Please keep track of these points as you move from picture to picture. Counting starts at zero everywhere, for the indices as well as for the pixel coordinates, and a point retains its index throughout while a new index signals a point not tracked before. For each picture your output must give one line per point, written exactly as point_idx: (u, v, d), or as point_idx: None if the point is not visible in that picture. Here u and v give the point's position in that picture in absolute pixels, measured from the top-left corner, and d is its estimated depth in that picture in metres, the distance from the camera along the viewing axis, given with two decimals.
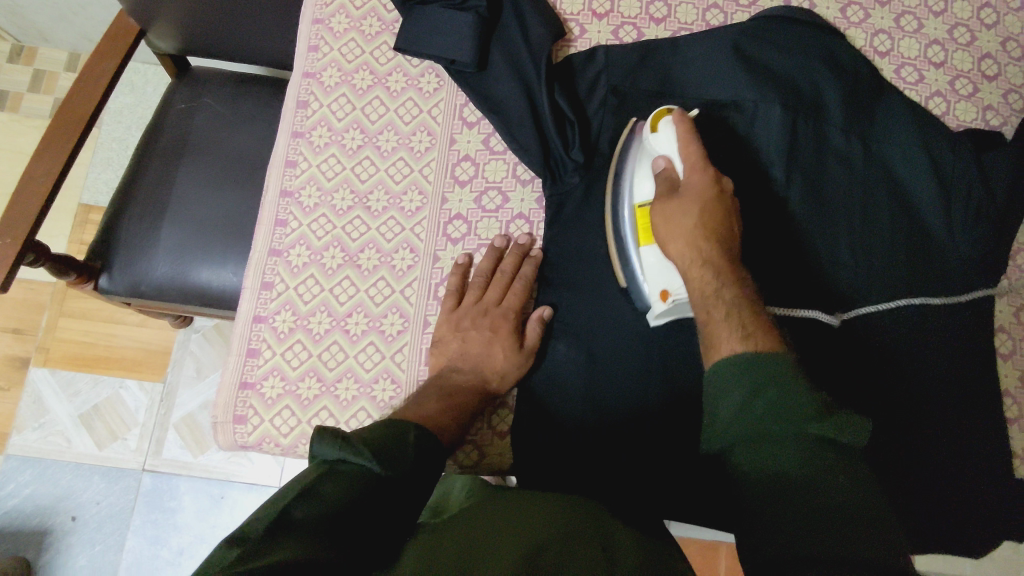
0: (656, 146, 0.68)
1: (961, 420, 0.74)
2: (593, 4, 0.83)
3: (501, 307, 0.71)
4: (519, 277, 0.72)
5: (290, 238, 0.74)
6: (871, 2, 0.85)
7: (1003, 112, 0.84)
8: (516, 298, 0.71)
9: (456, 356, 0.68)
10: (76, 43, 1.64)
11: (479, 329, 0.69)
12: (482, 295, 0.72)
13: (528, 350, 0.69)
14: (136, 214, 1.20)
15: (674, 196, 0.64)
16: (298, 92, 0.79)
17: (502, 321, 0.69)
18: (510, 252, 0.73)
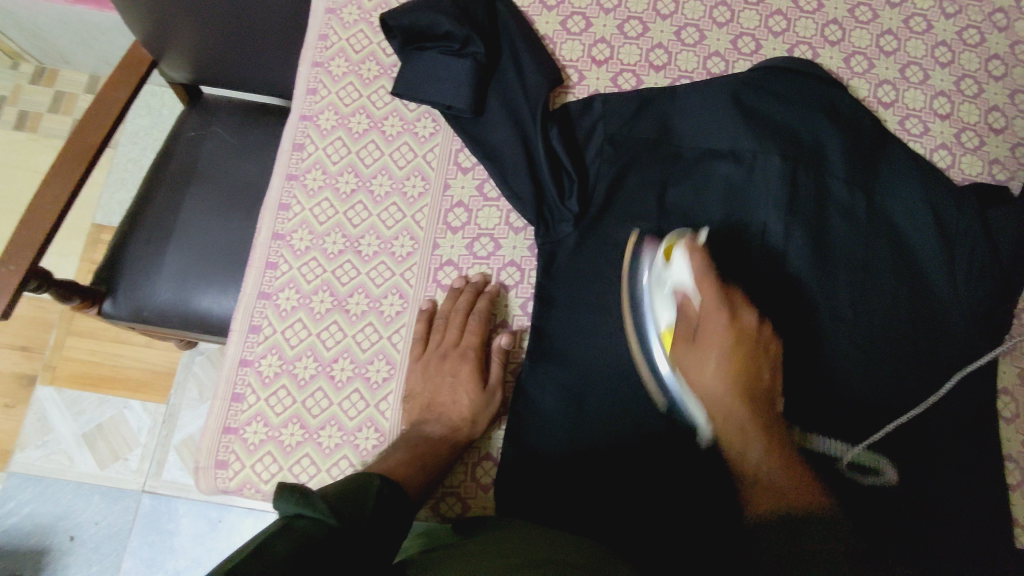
0: (669, 275, 0.66)
1: (958, 486, 0.71)
2: (593, 51, 0.82)
3: (462, 346, 0.71)
4: (475, 313, 0.72)
5: (280, 281, 0.74)
6: (876, 52, 0.84)
7: (1010, 166, 0.82)
8: (474, 334, 0.72)
9: (429, 406, 0.69)
10: (96, 66, 1.68)
11: (443, 375, 0.70)
12: (443, 336, 0.72)
13: (492, 388, 0.71)
14: (141, 240, 1.21)
15: (694, 342, 0.62)
16: (295, 134, 0.79)
17: (467, 362, 0.70)
18: (467, 290, 0.73)
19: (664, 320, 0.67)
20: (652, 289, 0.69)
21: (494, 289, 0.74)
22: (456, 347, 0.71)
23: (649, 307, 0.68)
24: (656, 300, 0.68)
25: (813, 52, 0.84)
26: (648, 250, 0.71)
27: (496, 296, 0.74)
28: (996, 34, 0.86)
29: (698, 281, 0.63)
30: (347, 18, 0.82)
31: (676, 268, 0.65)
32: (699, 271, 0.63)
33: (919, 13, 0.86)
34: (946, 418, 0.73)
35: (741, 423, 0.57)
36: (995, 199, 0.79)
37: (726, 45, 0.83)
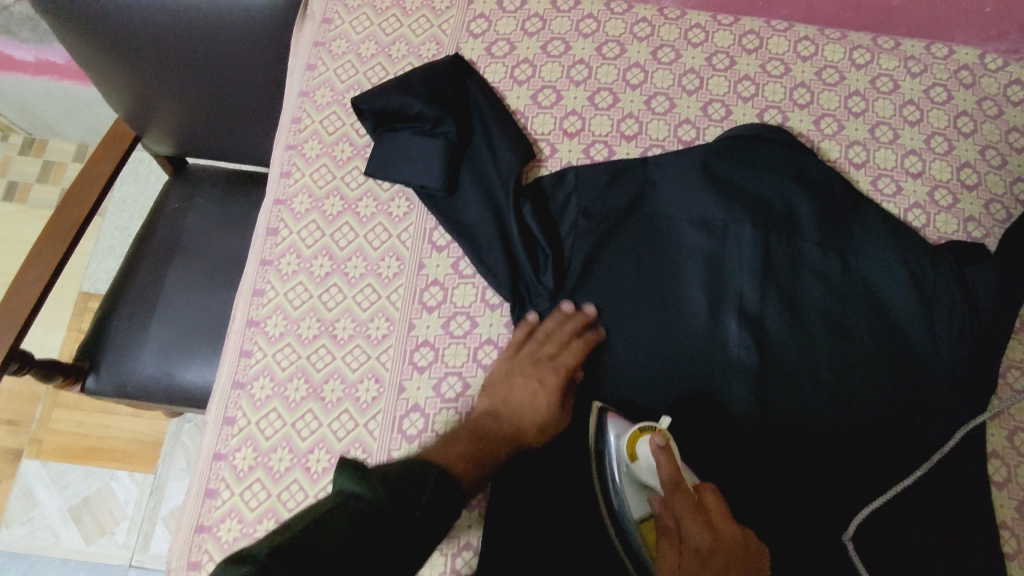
0: (641, 472, 0.65)
1: (953, 558, 0.69)
2: (564, 123, 0.83)
3: (554, 361, 0.69)
4: (578, 340, 0.71)
5: (254, 369, 0.73)
6: (845, 114, 0.85)
7: (985, 223, 0.82)
8: (573, 356, 0.70)
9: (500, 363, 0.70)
10: (84, 136, 1.70)
11: (526, 380, 0.68)
12: (550, 336, 0.71)
13: (567, 408, 0.68)
14: (125, 314, 1.20)
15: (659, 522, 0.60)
16: (269, 219, 0.78)
17: (549, 381, 0.68)
18: (575, 318, 0.72)
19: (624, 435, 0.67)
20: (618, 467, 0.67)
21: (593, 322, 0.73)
22: (551, 360, 0.69)
23: (615, 422, 0.68)
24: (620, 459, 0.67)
25: (783, 115, 0.84)
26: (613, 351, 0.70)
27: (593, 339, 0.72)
28: (962, 90, 0.87)
29: (652, 460, 0.61)
30: (321, 100, 0.82)
31: (645, 464, 0.65)
32: (658, 467, 0.59)
33: (886, 73, 0.87)
34: (933, 485, 0.71)
35: (666, 552, 0.57)
36: (973, 256, 0.79)
37: (696, 112, 0.84)
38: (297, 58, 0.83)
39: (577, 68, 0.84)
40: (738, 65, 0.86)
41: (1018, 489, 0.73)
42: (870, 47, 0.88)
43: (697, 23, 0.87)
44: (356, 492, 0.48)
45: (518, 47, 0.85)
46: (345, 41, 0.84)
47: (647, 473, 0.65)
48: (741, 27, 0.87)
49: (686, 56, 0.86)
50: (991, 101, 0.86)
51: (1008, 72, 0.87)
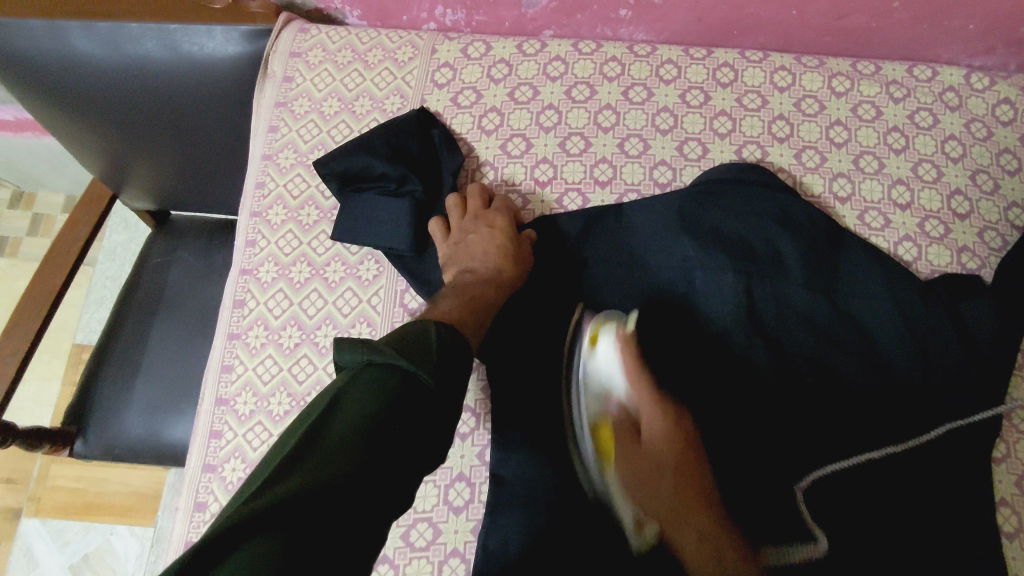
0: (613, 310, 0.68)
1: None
2: (535, 172, 0.80)
3: (484, 219, 0.74)
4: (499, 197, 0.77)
5: (224, 451, 0.70)
6: (827, 145, 0.82)
7: (980, 253, 0.78)
8: (500, 205, 0.76)
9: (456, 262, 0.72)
10: (71, 186, 1.69)
11: (473, 232, 0.73)
12: (465, 216, 0.75)
13: (518, 243, 0.73)
14: (110, 374, 1.19)
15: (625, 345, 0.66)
16: (235, 290, 0.76)
17: (492, 225, 0.73)
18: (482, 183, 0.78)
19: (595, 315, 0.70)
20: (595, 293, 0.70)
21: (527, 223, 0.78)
22: (484, 211, 0.74)
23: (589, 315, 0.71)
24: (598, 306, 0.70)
25: (762, 150, 0.81)
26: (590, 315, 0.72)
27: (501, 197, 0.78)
28: (949, 113, 0.83)
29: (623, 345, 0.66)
30: (284, 163, 0.80)
31: (604, 351, 0.68)
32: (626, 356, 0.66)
33: (868, 100, 0.83)
34: (940, 537, 0.68)
35: (669, 470, 0.61)
36: (968, 289, 0.75)
37: (672, 153, 0.81)
38: (259, 122, 0.82)
39: (546, 113, 0.82)
40: (713, 100, 0.83)
41: None
42: (850, 73, 0.84)
43: (668, 58, 0.84)
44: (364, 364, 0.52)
45: (484, 96, 0.82)
46: (307, 99, 0.82)
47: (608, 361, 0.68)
48: (714, 60, 0.84)
49: (659, 94, 0.83)
50: (980, 123, 0.82)
51: (996, 91, 0.83)
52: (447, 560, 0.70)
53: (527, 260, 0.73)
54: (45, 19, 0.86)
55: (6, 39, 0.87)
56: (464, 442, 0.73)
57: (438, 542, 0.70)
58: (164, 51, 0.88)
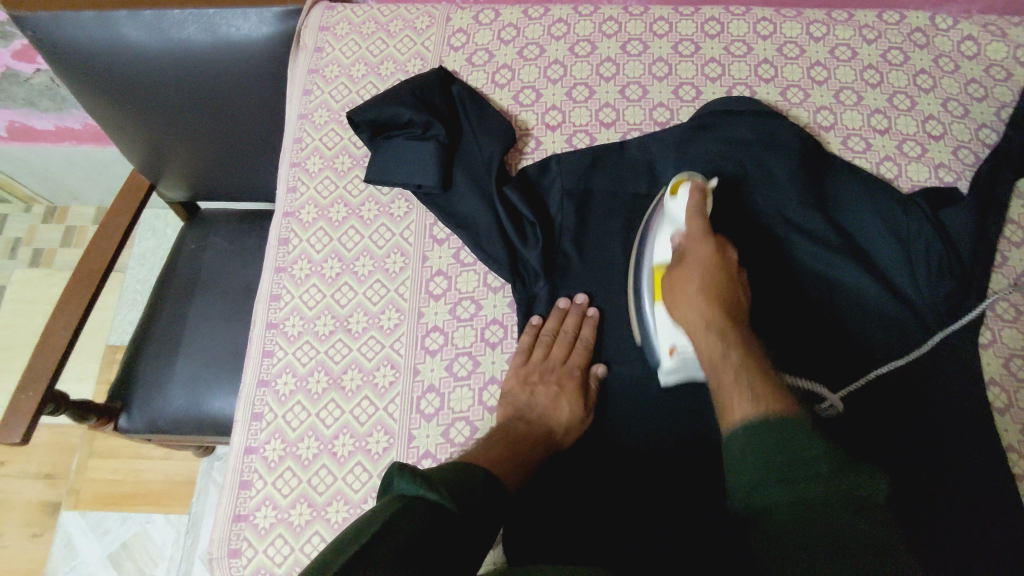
0: (675, 209, 0.72)
1: (962, 531, 0.69)
2: (546, 118, 0.88)
3: (559, 373, 0.73)
4: (580, 338, 0.75)
5: (277, 367, 0.77)
6: (809, 83, 0.90)
7: (956, 167, 0.85)
8: (573, 354, 0.75)
9: (511, 398, 0.73)
10: (102, 198, 1.79)
11: (546, 385, 0.73)
12: (548, 356, 0.75)
13: (573, 384, 0.73)
14: (152, 351, 1.26)
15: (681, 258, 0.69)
16: (279, 231, 0.84)
17: (566, 388, 0.72)
18: (561, 313, 0.77)
19: (660, 257, 0.73)
20: (659, 226, 0.74)
21: (593, 319, 0.76)
22: (559, 357, 0.74)
23: (653, 245, 0.74)
24: (659, 236, 0.73)
25: (751, 90, 0.89)
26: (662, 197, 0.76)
27: (598, 322, 0.77)
28: (918, 51, 0.91)
29: (688, 219, 0.70)
30: (319, 120, 0.88)
31: (677, 282, 0.70)
32: (693, 216, 0.69)
33: (844, 43, 0.91)
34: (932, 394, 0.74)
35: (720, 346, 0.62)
36: (948, 199, 0.82)
37: (669, 96, 0.89)
38: (295, 86, 0.90)
39: (553, 67, 0.91)
40: (703, 50, 0.92)
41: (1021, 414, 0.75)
42: (825, 21, 0.93)
43: (660, 16, 0.93)
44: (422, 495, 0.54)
45: (496, 55, 0.91)
46: (337, 65, 0.91)
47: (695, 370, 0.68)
48: (702, 16, 0.93)
49: (653, 47, 0.92)
50: (947, 57, 0.91)
51: (959, 30, 0.92)
52: None
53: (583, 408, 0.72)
54: (95, 11, 0.96)
55: (62, 32, 0.97)
56: (495, 349, 0.77)
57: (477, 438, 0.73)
58: (205, 35, 0.98)
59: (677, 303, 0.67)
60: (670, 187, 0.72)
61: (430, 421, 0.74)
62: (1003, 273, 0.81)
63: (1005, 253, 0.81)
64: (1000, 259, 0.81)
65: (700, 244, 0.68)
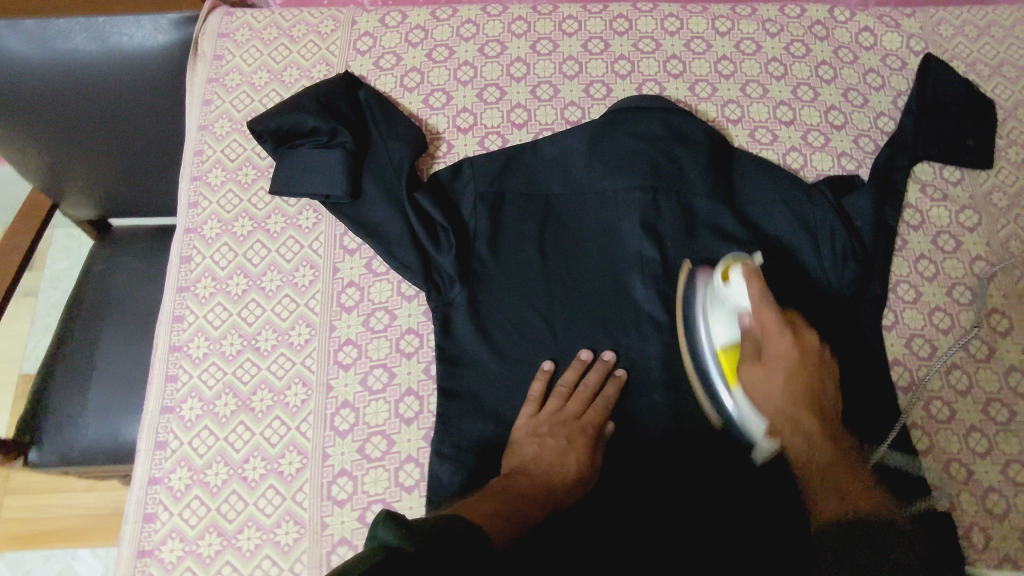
0: (731, 296, 0.69)
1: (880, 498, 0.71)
2: (457, 121, 0.87)
3: (570, 428, 0.70)
4: (601, 396, 0.73)
5: (181, 392, 0.73)
6: (716, 77, 0.91)
7: (857, 156, 0.87)
8: (594, 413, 0.71)
9: (519, 450, 0.69)
10: None
11: (556, 437, 0.68)
12: (561, 410, 0.71)
13: (585, 444, 0.69)
14: (62, 380, 1.19)
15: (760, 359, 0.67)
16: (181, 248, 0.80)
17: (575, 443, 0.68)
18: (584, 369, 0.74)
19: (721, 339, 0.70)
20: (708, 301, 0.72)
21: (622, 377, 0.74)
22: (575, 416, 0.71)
23: (706, 327, 0.71)
24: (716, 319, 0.70)
25: (660, 86, 0.90)
26: (706, 272, 0.75)
27: (622, 380, 0.75)
28: (819, 43, 0.92)
29: (755, 301, 0.67)
30: (219, 131, 0.85)
31: (735, 287, 0.69)
32: (762, 303, 0.67)
33: (748, 37, 0.93)
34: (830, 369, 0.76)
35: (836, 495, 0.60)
36: (848, 187, 0.84)
37: (579, 94, 0.89)
38: (194, 96, 0.86)
39: (463, 69, 0.89)
40: (612, 47, 0.91)
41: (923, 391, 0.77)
42: (730, 16, 0.93)
43: (569, 15, 0.93)
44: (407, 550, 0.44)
45: (404, 58, 0.89)
46: (238, 73, 0.87)
47: (738, 297, 0.68)
48: (610, 13, 0.93)
49: (563, 46, 0.91)
50: (846, 49, 0.93)
51: (857, 22, 0.94)
52: (402, 466, 0.71)
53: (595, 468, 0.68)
54: None
55: None
56: (410, 359, 0.75)
57: (393, 451, 0.72)
58: (93, 43, 0.94)
59: (759, 387, 0.66)
60: (721, 273, 0.70)
61: (345, 437, 0.72)
62: (903, 256, 0.83)
63: (905, 237, 0.84)
64: (900, 243, 0.83)
65: (778, 344, 0.66)
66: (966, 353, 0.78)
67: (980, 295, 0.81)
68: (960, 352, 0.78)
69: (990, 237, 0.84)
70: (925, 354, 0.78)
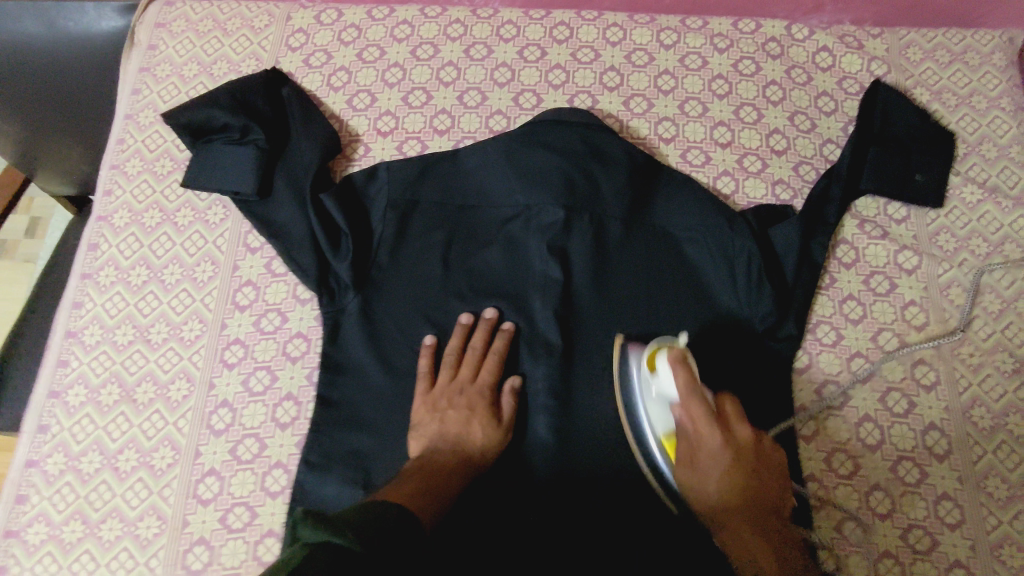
0: (659, 385, 0.65)
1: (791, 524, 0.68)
2: (378, 123, 0.85)
3: (468, 396, 0.71)
4: (492, 352, 0.73)
5: (69, 378, 0.75)
6: (654, 92, 0.86)
7: (795, 185, 0.82)
8: (489, 374, 0.73)
9: (423, 431, 0.69)
10: None
11: (456, 409, 0.69)
12: (455, 378, 0.72)
13: (485, 409, 0.70)
14: (24, 349, 1.23)
15: (693, 458, 0.62)
16: (91, 235, 0.81)
17: (476, 411, 0.70)
18: (476, 331, 0.74)
19: (662, 426, 0.65)
20: (641, 390, 0.67)
21: (512, 329, 0.75)
22: (471, 381, 0.72)
23: (642, 397, 0.67)
24: (650, 405, 0.66)
25: (593, 99, 0.86)
26: (631, 347, 0.70)
27: (513, 333, 0.75)
28: (771, 61, 0.87)
29: (685, 394, 0.62)
30: (143, 121, 0.86)
31: (663, 376, 0.65)
32: (688, 395, 0.62)
33: (694, 51, 0.88)
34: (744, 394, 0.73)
35: (719, 469, 0.60)
36: (779, 218, 0.79)
37: (508, 103, 0.86)
38: (124, 85, 0.87)
39: (392, 71, 0.88)
40: (549, 55, 0.88)
41: (826, 442, 0.72)
42: (677, 28, 0.89)
43: (509, 19, 0.90)
44: (323, 544, 0.45)
45: (334, 56, 0.88)
46: (168, 64, 0.88)
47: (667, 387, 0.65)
48: (552, 20, 0.90)
49: (498, 52, 0.88)
50: (799, 69, 0.87)
51: (815, 41, 0.88)
52: (270, 471, 0.71)
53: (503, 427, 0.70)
54: None
55: None
56: (295, 364, 0.75)
57: (264, 455, 0.72)
58: (43, 28, 0.96)
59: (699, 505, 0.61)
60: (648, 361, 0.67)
61: (218, 437, 0.72)
62: (829, 295, 0.77)
63: (833, 274, 0.78)
64: (827, 281, 0.78)
65: (709, 430, 0.61)
66: (880, 406, 0.73)
67: (907, 345, 0.75)
68: (874, 405, 0.73)
69: (929, 283, 0.78)
70: (835, 403, 0.74)
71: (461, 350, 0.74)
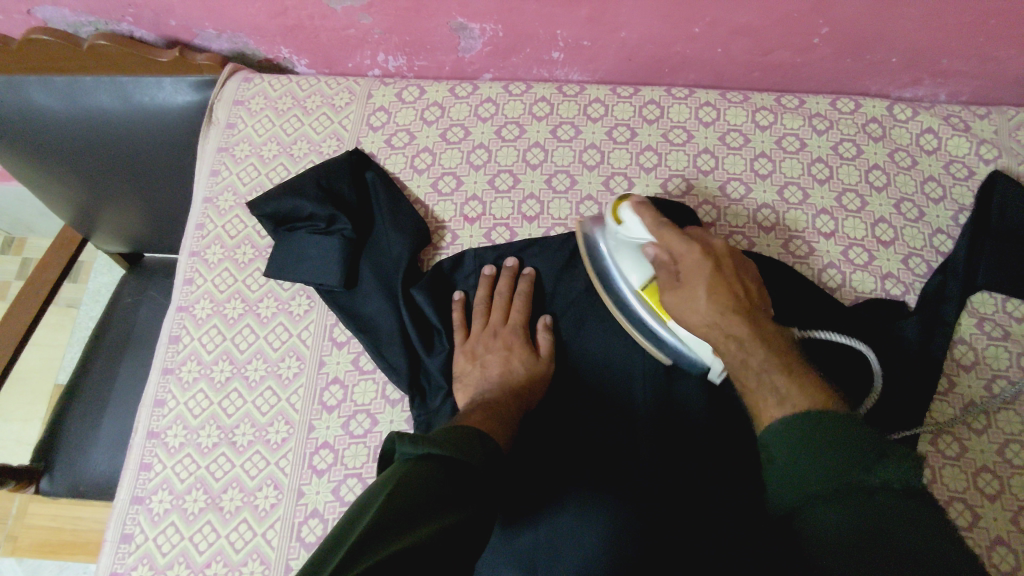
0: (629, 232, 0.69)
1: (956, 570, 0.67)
2: (464, 209, 0.82)
3: (503, 336, 0.74)
4: (517, 294, 0.77)
5: (152, 483, 0.73)
6: (751, 176, 0.83)
7: (905, 279, 0.78)
8: (519, 314, 0.76)
9: (468, 379, 0.72)
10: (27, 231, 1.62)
11: (495, 351, 0.73)
12: (487, 324, 0.76)
13: (521, 345, 0.74)
14: (79, 410, 1.09)
15: (677, 286, 0.65)
16: (171, 327, 0.79)
17: (514, 348, 0.73)
18: (501, 277, 0.78)
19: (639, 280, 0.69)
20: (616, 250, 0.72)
21: (533, 272, 0.78)
22: (503, 324, 0.75)
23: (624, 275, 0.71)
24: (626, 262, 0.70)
25: (687, 183, 0.83)
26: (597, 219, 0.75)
27: (533, 276, 0.78)
28: (872, 144, 0.83)
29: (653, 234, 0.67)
30: (223, 205, 0.84)
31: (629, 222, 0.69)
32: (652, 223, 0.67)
33: (792, 132, 0.84)
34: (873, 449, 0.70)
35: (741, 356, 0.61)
36: (893, 315, 0.75)
37: (598, 187, 0.83)
38: (203, 166, 0.87)
39: (477, 152, 0.85)
40: (639, 136, 0.85)
41: None
42: (773, 108, 0.85)
43: (596, 97, 0.87)
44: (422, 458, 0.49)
45: (417, 137, 0.86)
46: (248, 144, 0.87)
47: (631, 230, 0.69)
48: (642, 98, 0.86)
49: (586, 132, 0.85)
50: (904, 152, 0.83)
51: (919, 122, 0.84)
52: None
53: (544, 359, 0.73)
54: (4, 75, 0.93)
55: None
56: None
57: None
58: (118, 102, 0.95)
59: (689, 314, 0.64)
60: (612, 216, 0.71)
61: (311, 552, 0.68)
62: (949, 402, 0.73)
63: (952, 378, 0.73)
64: (946, 385, 0.73)
65: (680, 247, 0.65)
66: (1012, 526, 0.68)
67: None
68: (1006, 527, 0.68)
69: None
70: (965, 523, 0.68)
71: (488, 303, 0.78)
